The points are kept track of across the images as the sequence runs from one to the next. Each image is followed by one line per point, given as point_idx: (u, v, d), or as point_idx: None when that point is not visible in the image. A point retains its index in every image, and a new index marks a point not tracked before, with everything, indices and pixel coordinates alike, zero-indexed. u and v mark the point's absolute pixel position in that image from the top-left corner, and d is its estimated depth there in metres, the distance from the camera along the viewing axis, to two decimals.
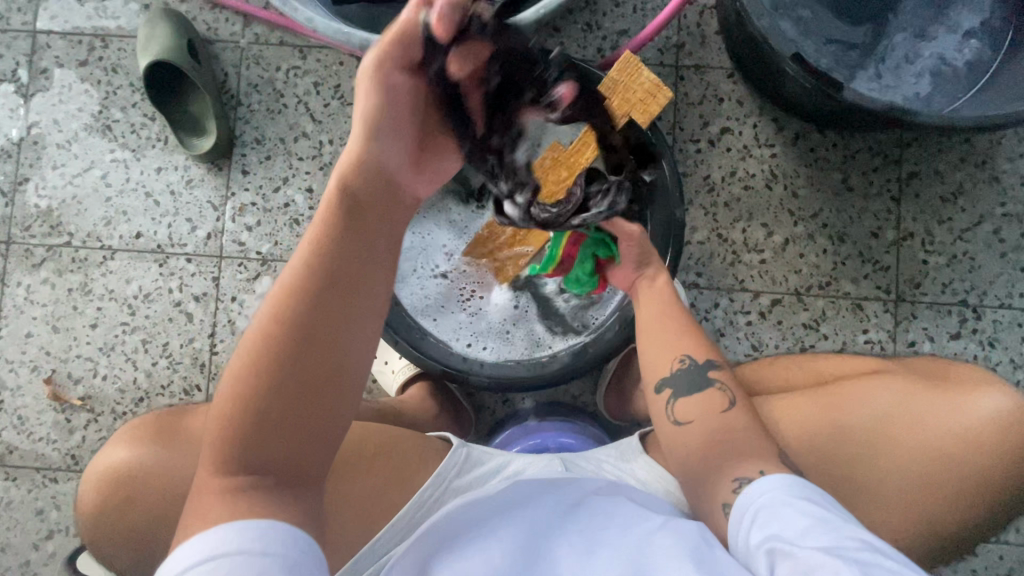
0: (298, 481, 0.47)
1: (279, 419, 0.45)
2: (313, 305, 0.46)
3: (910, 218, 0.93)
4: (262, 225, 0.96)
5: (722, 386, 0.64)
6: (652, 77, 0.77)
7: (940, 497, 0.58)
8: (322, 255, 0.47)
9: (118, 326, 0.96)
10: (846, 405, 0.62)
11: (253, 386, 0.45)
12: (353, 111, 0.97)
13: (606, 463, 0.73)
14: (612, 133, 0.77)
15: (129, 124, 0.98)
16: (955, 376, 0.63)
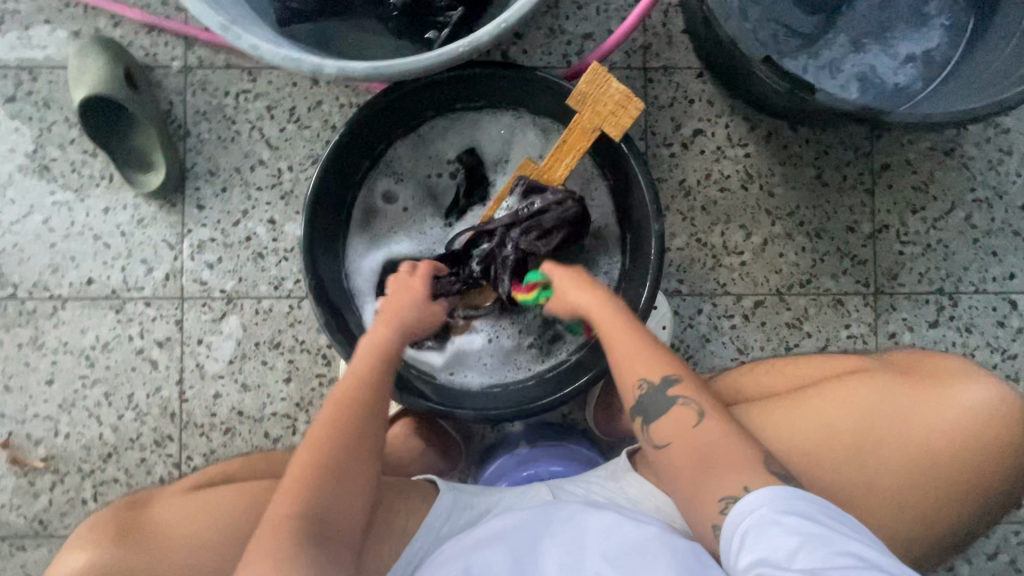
0: (330, 539, 0.55)
1: (325, 481, 0.56)
2: (360, 397, 0.62)
3: (884, 210, 0.93)
4: (223, 261, 0.91)
5: (686, 402, 0.59)
6: (622, 88, 0.73)
7: (930, 501, 0.59)
8: (370, 365, 0.64)
9: (76, 380, 0.90)
10: (830, 411, 0.60)
11: (310, 454, 0.58)
12: (311, 134, 0.92)
13: (596, 485, 0.69)
14: (582, 147, 0.76)
15: (69, 163, 0.91)
16: (936, 369, 0.62)
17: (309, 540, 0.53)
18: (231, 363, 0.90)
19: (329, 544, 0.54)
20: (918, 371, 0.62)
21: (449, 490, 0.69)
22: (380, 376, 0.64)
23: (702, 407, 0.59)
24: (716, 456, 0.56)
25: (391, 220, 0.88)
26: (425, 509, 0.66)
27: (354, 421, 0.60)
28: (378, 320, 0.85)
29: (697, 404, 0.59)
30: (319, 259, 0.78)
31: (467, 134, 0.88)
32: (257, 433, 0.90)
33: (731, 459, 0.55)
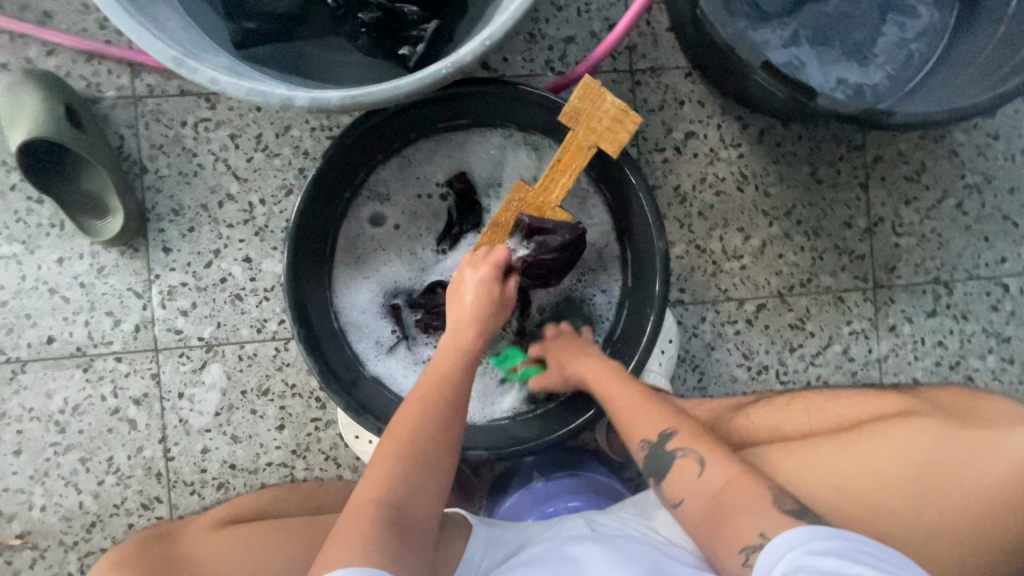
0: (410, 531, 0.53)
1: (408, 471, 0.56)
2: (445, 392, 0.61)
3: (879, 203, 0.92)
4: (198, 307, 0.84)
5: (686, 452, 0.61)
6: (618, 102, 0.69)
7: (988, 545, 0.57)
8: (452, 360, 0.64)
9: (47, 448, 0.83)
10: (881, 456, 0.59)
11: (395, 443, 0.58)
12: (281, 162, 0.85)
13: (628, 519, 0.67)
14: (579, 167, 0.71)
15: (11, 212, 0.82)
16: (986, 414, 0.62)
17: (391, 528, 0.52)
18: (217, 415, 0.84)
19: (409, 535, 0.53)
20: (966, 415, 0.62)
21: (480, 523, 0.66)
22: (463, 373, 0.63)
23: (702, 453, 0.61)
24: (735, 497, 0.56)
25: (379, 245, 0.82)
26: (462, 543, 0.63)
27: (437, 414, 0.60)
28: (374, 355, 0.81)
29: (699, 453, 0.61)
30: (306, 303, 0.73)
31: (454, 155, 0.83)
32: (253, 485, 0.85)
33: (743, 502, 0.55)
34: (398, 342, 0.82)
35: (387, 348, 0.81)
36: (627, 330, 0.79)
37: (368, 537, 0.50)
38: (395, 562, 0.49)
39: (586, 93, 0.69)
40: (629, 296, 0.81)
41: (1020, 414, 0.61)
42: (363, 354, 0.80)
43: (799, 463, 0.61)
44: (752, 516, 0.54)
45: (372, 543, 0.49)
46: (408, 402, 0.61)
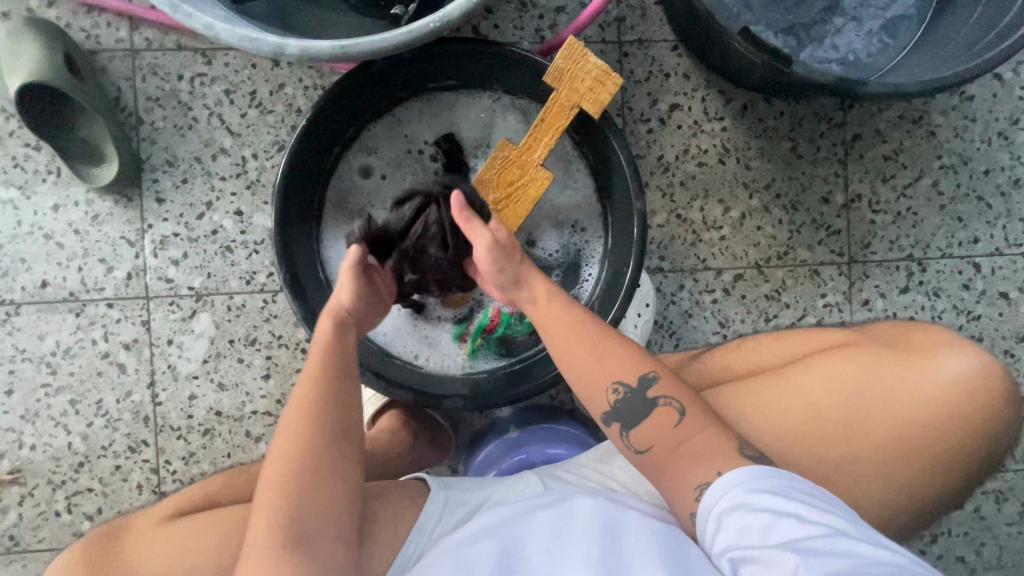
0: (311, 546, 0.53)
1: (299, 487, 0.54)
2: (315, 401, 0.58)
3: (856, 180, 0.95)
4: (189, 257, 0.86)
5: (667, 400, 0.58)
6: (600, 63, 0.72)
7: (919, 465, 0.60)
8: (321, 363, 0.60)
9: (38, 389, 0.85)
10: (822, 386, 0.62)
11: (278, 468, 0.55)
12: (275, 119, 0.87)
13: (586, 470, 0.69)
14: (563, 126, 0.74)
15: (9, 158, 0.84)
16: (921, 342, 0.65)
17: (292, 550, 0.52)
18: (205, 363, 0.87)
19: (317, 547, 0.53)
20: (900, 346, 0.65)
21: (438, 485, 0.66)
22: (333, 372, 0.60)
23: (684, 404, 0.58)
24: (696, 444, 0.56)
25: (366, 197, 0.85)
26: (413, 514, 0.63)
27: (313, 426, 0.57)
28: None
29: (679, 402, 0.58)
30: (293, 251, 0.75)
31: (443, 116, 0.85)
32: (238, 432, 0.87)
33: (710, 449, 0.56)
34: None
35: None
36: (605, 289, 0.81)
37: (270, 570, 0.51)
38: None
39: (570, 54, 0.72)
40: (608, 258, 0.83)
41: (951, 340, 0.64)
42: None
43: (745, 396, 0.64)
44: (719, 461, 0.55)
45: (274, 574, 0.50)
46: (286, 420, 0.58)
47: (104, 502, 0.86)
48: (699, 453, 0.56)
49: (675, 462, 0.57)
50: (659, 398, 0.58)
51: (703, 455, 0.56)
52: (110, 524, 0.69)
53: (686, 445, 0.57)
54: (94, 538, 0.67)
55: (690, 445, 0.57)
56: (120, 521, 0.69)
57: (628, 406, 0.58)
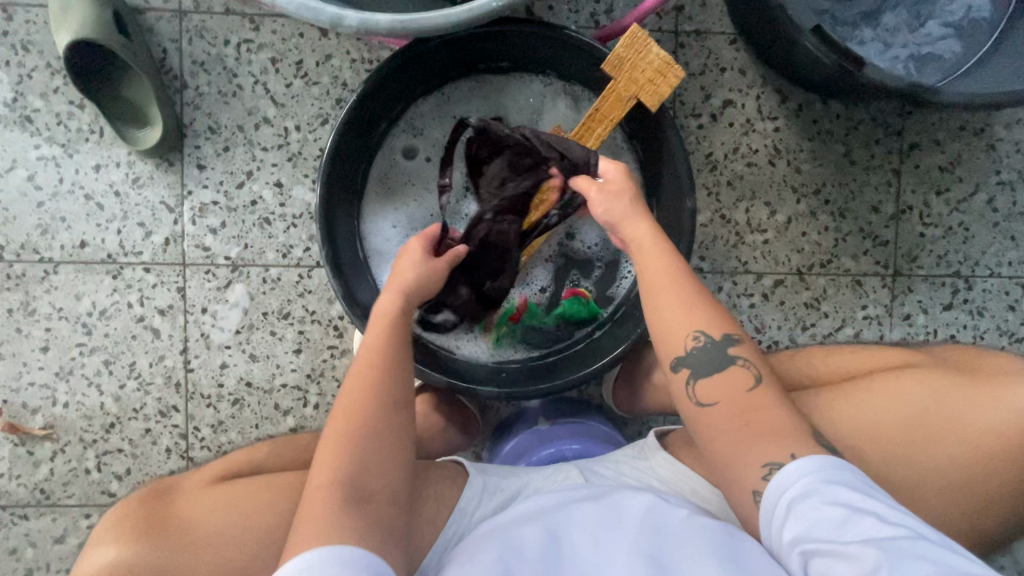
0: (375, 501, 0.53)
1: (364, 441, 0.55)
2: (383, 361, 0.60)
3: (909, 190, 0.92)
4: (227, 226, 0.86)
5: (746, 362, 0.56)
6: (663, 54, 0.69)
7: (980, 493, 0.59)
8: (382, 333, 0.62)
9: (73, 348, 0.86)
10: (883, 402, 0.62)
11: (338, 426, 0.56)
12: (320, 91, 0.85)
13: (626, 467, 0.69)
14: (618, 117, 0.72)
15: (53, 115, 0.84)
16: (990, 368, 0.64)
17: (356, 502, 0.52)
18: (238, 333, 0.87)
19: (372, 508, 0.53)
20: (969, 370, 0.63)
21: (476, 472, 0.68)
22: (398, 341, 0.62)
23: (761, 373, 0.56)
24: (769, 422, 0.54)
25: (409, 177, 0.83)
26: (456, 493, 0.65)
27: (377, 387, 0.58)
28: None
29: (756, 368, 0.56)
30: (336, 227, 0.74)
31: (492, 99, 0.83)
32: (267, 404, 0.87)
33: (777, 426, 0.54)
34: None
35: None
36: None
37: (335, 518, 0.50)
38: (365, 541, 0.50)
39: (632, 42, 0.69)
40: None
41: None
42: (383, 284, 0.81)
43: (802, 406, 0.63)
44: (781, 441, 0.53)
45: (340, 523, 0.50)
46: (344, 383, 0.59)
47: (133, 463, 0.87)
48: (761, 430, 0.54)
49: (731, 436, 0.54)
50: (738, 358, 0.56)
51: (768, 428, 0.54)
52: (154, 486, 0.69)
53: (751, 417, 0.55)
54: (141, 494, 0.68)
55: (754, 419, 0.54)
56: (165, 484, 0.69)
57: (702, 357, 0.57)
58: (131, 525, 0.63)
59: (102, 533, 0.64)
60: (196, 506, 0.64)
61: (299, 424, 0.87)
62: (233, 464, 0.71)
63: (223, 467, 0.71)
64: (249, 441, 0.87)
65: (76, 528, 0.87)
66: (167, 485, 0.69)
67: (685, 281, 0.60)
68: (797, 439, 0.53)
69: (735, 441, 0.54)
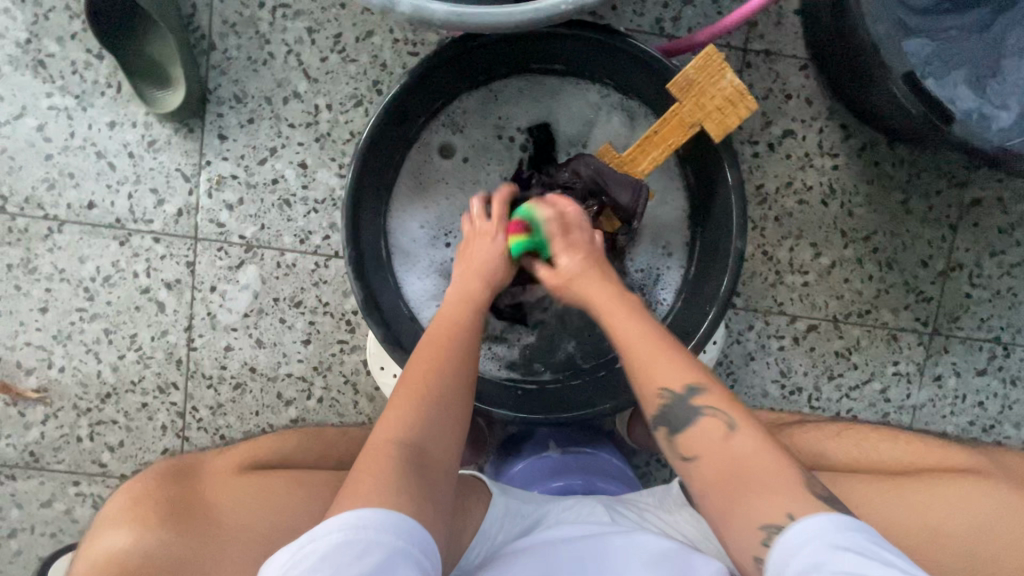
0: (434, 479, 0.50)
1: (433, 412, 0.52)
2: (458, 334, 0.57)
3: (963, 248, 0.87)
4: (245, 204, 0.81)
5: (713, 412, 0.50)
6: (736, 83, 0.64)
7: None
8: (463, 307, 0.60)
9: (73, 312, 0.82)
10: (945, 511, 0.62)
11: (407, 398, 0.53)
12: (356, 69, 0.79)
13: (648, 512, 0.67)
14: (678, 144, 0.66)
15: (69, 62, 0.78)
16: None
17: (417, 476, 0.48)
18: (245, 316, 0.83)
19: (431, 485, 0.49)
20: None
21: (499, 493, 0.66)
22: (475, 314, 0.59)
23: (731, 416, 0.50)
24: (757, 473, 0.47)
25: (443, 177, 0.78)
26: (481, 512, 0.62)
27: (450, 360, 0.55)
28: (417, 289, 0.78)
29: (724, 415, 0.50)
30: (362, 224, 0.69)
31: (542, 103, 0.77)
32: (269, 392, 0.84)
33: (768, 479, 0.47)
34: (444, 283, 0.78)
35: (432, 282, 0.78)
36: (680, 321, 0.76)
37: (395, 486, 0.46)
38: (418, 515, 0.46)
39: (705, 65, 0.64)
40: (686, 289, 0.78)
41: None
42: (405, 285, 0.77)
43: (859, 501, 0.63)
44: (771, 496, 0.46)
45: (398, 494, 0.46)
46: (419, 348, 0.57)
47: (127, 436, 0.84)
48: (757, 481, 0.47)
49: (727, 493, 0.48)
50: (700, 410, 0.50)
51: (762, 484, 0.47)
52: (170, 464, 0.64)
53: (740, 467, 0.48)
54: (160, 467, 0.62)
55: (746, 470, 0.48)
56: (185, 463, 0.64)
57: (670, 415, 0.51)
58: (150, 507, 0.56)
59: (110, 515, 0.57)
60: (223, 494, 0.59)
61: (300, 416, 0.84)
62: (258, 449, 0.67)
63: (247, 451, 0.66)
64: (246, 428, 0.84)
65: (63, 494, 0.84)
66: (188, 464, 0.64)
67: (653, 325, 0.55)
68: (785, 490, 0.46)
69: (728, 495, 0.48)
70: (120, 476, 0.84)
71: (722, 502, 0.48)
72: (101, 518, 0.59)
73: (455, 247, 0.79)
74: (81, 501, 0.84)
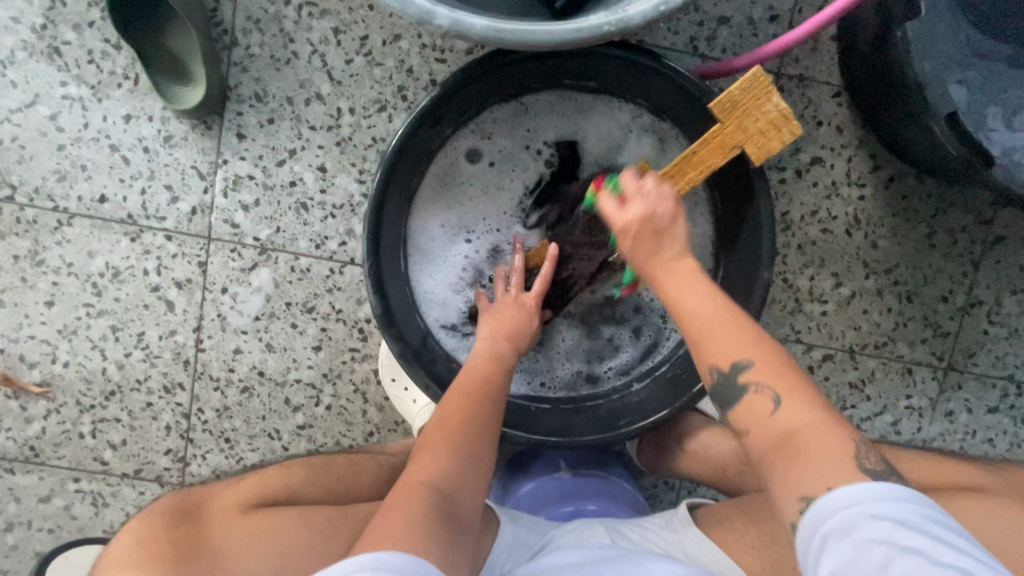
0: (459, 517, 0.52)
1: (459, 454, 0.57)
2: (486, 388, 0.62)
3: (983, 285, 0.86)
4: (260, 205, 0.79)
5: (760, 386, 0.49)
6: (782, 106, 0.61)
7: None
8: (489, 364, 0.65)
9: (80, 307, 0.80)
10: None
11: (433, 446, 0.57)
12: (381, 74, 0.77)
13: (651, 533, 0.65)
14: (717, 167, 0.65)
15: (86, 51, 0.76)
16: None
17: (441, 509, 0.51)
18: (256, 320, 0.81)
19: (455, 519, 0.51)
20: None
21: (506, 520, 0.66)
22: (498, 372, 0.65)
23: (778, 389, 0.48)
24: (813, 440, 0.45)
25: (468, 177, 0.76)
26: (491, 538, 0.62)
27: (470, 411, 0.60)
28: (429, 288, 0.76)
29: (774, 389, 0.48)
30: (383, 233, 0.68)
31: (572, 118, 0.76)
32: (278, 398, 0.83)
33: (824, 446, 0.45)
34: (460, 283, 0.77)
35: (446, 283, 0.77)
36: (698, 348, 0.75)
37: (422, 516, 0.49)
38: (443, 544, 0.47)
39: (751, 86, 0.60)
40: None
41: None
42: (420, 288, 0.76)
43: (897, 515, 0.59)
44: (828, 474, 0.44)
45: (427, 525, 0.48)
46: (445, 403, 0.62)
47: (130, 435, 0.83)
48: (809, 449, 0.45)
49: (777, 461, 0.47)
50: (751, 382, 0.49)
51: (817, 454, 0.45)
52: (175, 499, 0.62)
53: (792, 439, 0.47)
54: (163, 505, 0.61)
55: (795, 440, 0.46)
56: (192, 498, 0.62)
57: (722, 387, 0.50)
58: (153, 552, 0.54)
59: (117, 559, 0.55)
60: (232, 538, 0.57)
61: (307, 423, 0.83)
62: (265, 485, 0.64)
63: (253, 487, 0.63)
64: (252, 432, 0.83)
65: (63, 490, 0.83)
66: (195, 499, 0.62)
67: (709, 306, 0.53)
68: (840, 462, 0.44)
69: (783, 461, 0.46)
70: (121, 475, 0.83)
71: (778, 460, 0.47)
72: (106, 563, 0.56)
73: (474, 253, 0.77)
74: (80, 498, 0.83)
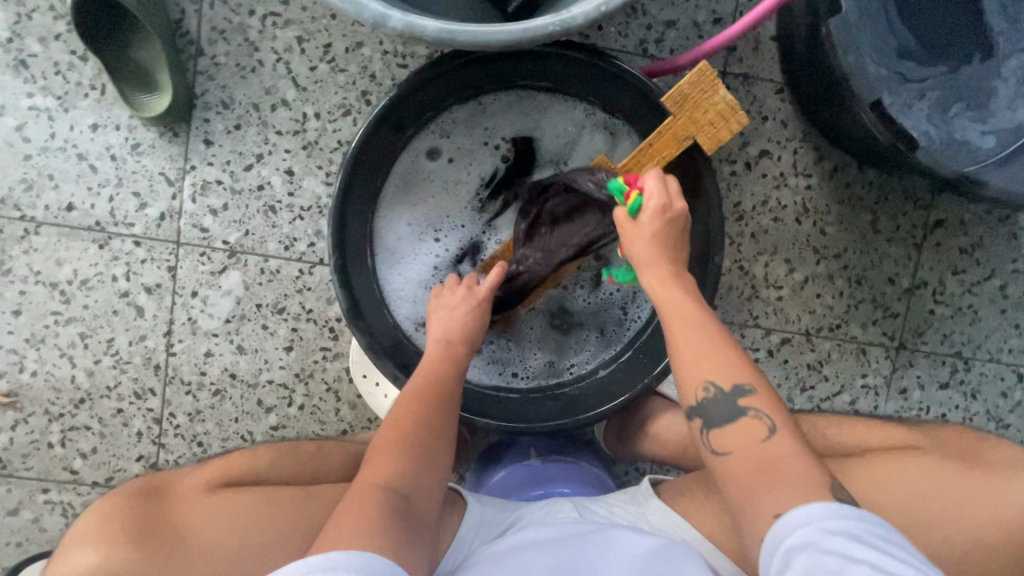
0: (415, 521, 0.53)
1: (413, 456, 0.57)
2: (440, 389, 0.63)
3: (927, 267, 0.91)
4: (229, 209, 0.81)
5: (758, 413, 0.51)
6: (729, 98, 0.66)
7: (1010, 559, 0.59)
8: (444, 364, 0.65)
9: (48, 316, 0.80)
10: (883, 488, 0.61)
11: (388, 452, 0.57)
12: (345, 79, 0.80)
13: (617, 507, 0.67)
14: (673, 156, 0.68)
15: (52, 63, 0.77)
16: (993, 459, 0.63)
17: (396, 513, 0.52)
18: (227, 322, 0.82)
19: (409, 522, 0.52)
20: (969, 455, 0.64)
21: (473, 500, 0.68)
22: (453, 370, 0.65)
23: (774, 421, 0.51)
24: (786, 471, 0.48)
25: (431, 175, 0.79)
26: (457, 522, 0.64)
27: (422, 411, 0.61)
28: (397, 284, 0.78)
29: (766, 418, 0.51)
30: (348, 231, 0.70)
31: (530, 116, 0.79)
32: (250, 399, 0.83)
33: (797, 480, 0.48)
34: (429, 280, 0.79)
35: (414, 278, 0.79)
36: (658, 333, 0.78)
37: (379, 524, 0.50)
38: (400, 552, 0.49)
39: (701, 81, 0.66)
40: None
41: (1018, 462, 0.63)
42: (387, 285, 0.78)
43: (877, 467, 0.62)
44: (787, 497, 0.47)
45: (384, 532, 0.49)
46: (399, 403, 0.62)
47: (100, 443, 0.82)
48: (784, 478, 0.48)
49: (751, 483, 0.49)
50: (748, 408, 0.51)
51: (787, 481, 0.48)
52: (138, 482, 0.62)
53: (770, 467, 0.49)
54: (118, 491, 0.61)
55: (776, 467, 0.49)
56: (153, 480, 0.63)
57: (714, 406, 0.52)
58: (117, 526, 0.55)
59: (87, 532, 0.56)
60: (195, 512, 0.58)
61: (280, 424, 0.84)
62: (233, 464, 0.65)
63: (223, 465, 0.65)
64: (225, 435, 0.83)
65: (31, 501, 0.82)
66: (160, 481, 0.63)
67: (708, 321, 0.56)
68: (807, 489, 0.47)
69: (756, 483, 0.49)
70: (92, 484, 0.83)
71: (754, 485, 0.49)
72: (69, 538, 0.57)
73: (441, 248, 0.80)
74: (50, 509, 0.82)
